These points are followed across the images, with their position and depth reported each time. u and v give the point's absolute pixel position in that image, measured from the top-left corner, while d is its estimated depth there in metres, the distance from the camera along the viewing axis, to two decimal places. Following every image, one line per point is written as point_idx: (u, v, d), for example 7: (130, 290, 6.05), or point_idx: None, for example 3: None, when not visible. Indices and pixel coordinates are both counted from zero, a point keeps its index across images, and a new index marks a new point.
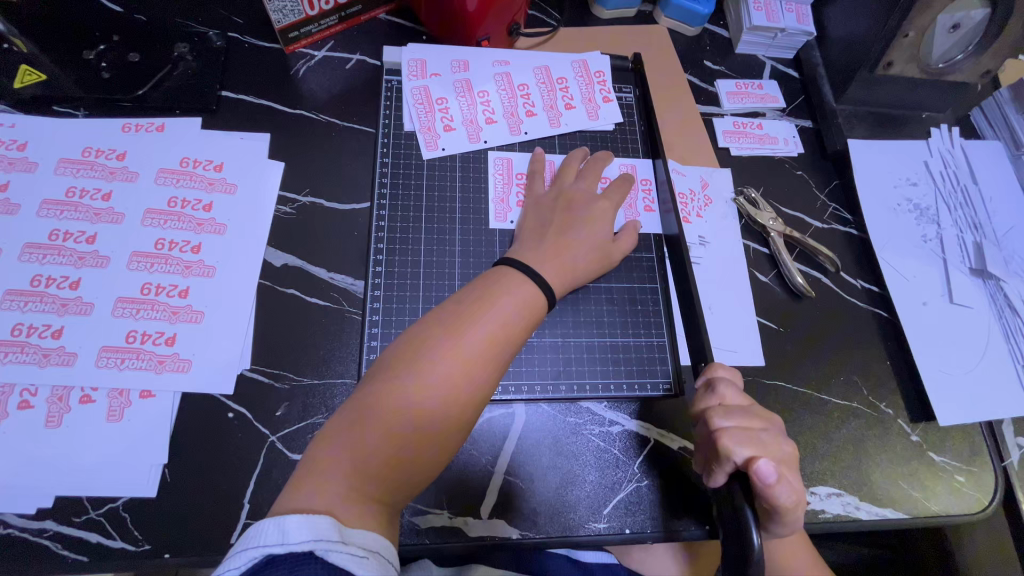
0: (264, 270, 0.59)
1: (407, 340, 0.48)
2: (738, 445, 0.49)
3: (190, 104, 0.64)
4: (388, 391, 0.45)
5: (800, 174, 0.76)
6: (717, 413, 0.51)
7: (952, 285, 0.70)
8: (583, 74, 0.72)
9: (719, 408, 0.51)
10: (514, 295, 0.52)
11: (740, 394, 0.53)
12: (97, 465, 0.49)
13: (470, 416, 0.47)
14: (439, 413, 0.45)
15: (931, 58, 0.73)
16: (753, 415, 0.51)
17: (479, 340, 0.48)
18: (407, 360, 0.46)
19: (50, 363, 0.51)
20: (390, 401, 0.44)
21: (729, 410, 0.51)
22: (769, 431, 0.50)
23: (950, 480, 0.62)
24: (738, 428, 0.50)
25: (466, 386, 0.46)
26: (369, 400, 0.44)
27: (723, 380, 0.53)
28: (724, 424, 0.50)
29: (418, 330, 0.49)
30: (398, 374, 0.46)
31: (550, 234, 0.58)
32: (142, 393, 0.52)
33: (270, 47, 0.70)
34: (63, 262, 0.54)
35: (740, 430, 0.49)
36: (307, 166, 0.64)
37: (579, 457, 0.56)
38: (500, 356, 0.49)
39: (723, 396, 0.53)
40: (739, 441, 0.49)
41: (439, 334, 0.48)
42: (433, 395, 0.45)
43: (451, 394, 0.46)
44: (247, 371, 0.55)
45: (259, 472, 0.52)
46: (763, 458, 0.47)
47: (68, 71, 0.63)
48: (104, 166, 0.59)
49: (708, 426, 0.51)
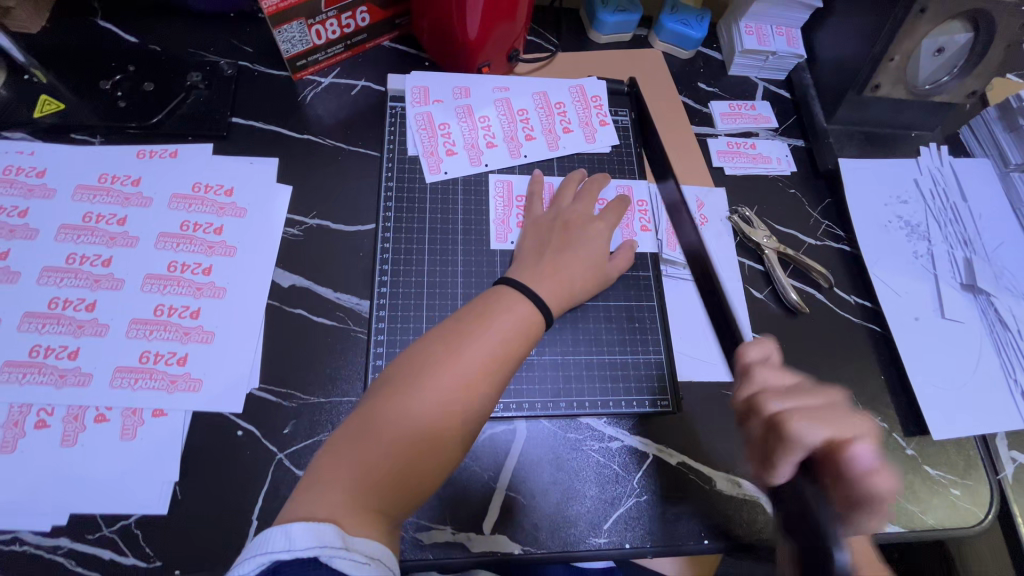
0: (273, 291, 0.61)
1: (409, 357, 0.50)
2: (809, 426, 0.47)
3: (202, 131, 0.66)
4: (390, 406, 0.46)
5: (793, 193, 0.78)
6: (770, 397, 0.50)
7: (943, 301, 0.71)
8: (580, 98, 0.74)
9: (770, 393, 0.50)
10: (512, 313, 0.54)
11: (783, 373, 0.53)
12: (111, 483, 0.50)
13: (470, 431, 0.49)
14: (439, 426, 0.47)
15: (918, 80, 0.76)
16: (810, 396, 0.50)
17: (478, 357, 0.50)
18: (410, 375, 0.48)
19: (66, 384, 0.52)
20: (393, 416, 0.46)
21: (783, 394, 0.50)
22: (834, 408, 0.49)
23: (945, 493, 0.63)
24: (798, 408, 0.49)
25: (467, 400, 0.48)
26: (372, 414, 0.46)
27: (763, 366, 0.54)
28: (781, 406, 0.49)
29: (420, 347, 0.51)
30: (401, 389, 0.48)
31: (548, 254, 0.60)
32: (155, 412, 0.53)
33: (279, 74, 0.72)
34: (80, 284, 0.56)
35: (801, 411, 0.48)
36: (314, 190, 0.66)
37: (579, 473, 0.58)
38: (499, 373, 0.51)
39: (765, 381, 0.52)
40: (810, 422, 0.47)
41: (439, 351, 0.50)
42: (434, 410, 0.47)
43: (452, 409, 0.47)
44: (256, 390, 0.56)
45: (268, 488, 0.53)
46: (841, 439, 0.46)
47: (86, 100, 0.65)
48: (119, 192, 0.61)
49: (764, 412, 0.50)
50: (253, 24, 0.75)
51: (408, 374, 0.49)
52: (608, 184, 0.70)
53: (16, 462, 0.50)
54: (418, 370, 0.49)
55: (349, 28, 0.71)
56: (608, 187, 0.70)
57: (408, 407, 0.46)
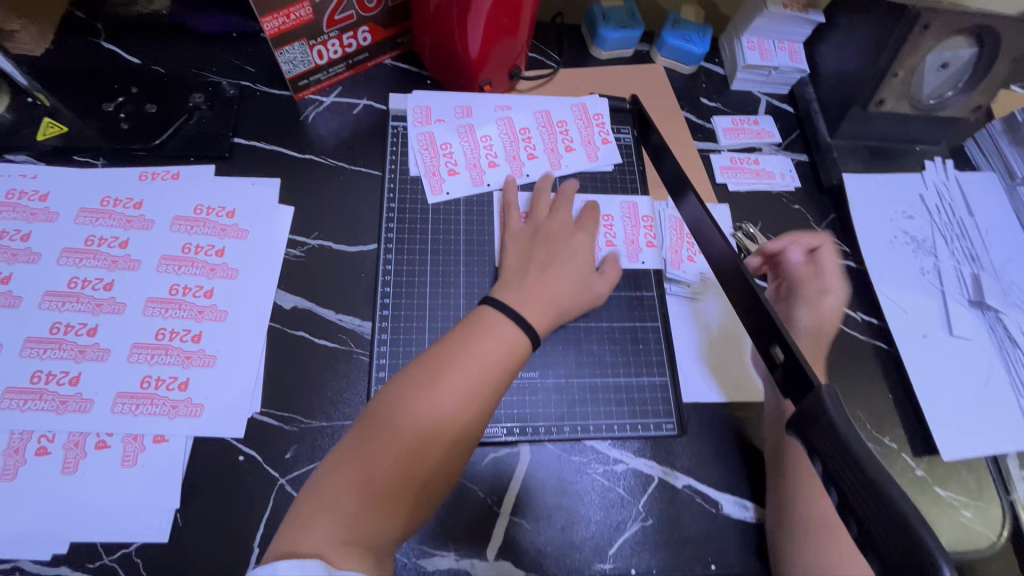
0: (275, 313, 0.60)
1: (392, 385, 0.50)
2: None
3: (205, 151, 0.66)
4: (371, 436, 0.46)
5: (797, 208, 0.77)
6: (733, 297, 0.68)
7: (951, 317, 0.70)
8: (582, 116, 0.74)
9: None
10: (495, 335, 0.52)
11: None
12: (111, 511, 0.50)
13: (461, 453, 0.48)
14: (422, 455, 0.46)
15: (921, 95, 0.76)
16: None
17: (460, 382, 0.49)
18: (391, 402, 0.48)
19: (68, 410, 0.52)
20: (374, 446, 0.46)
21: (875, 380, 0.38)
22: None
23: (956, 516, 0.62)
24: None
25: (462, 420, 0.48)
26: (355, 444, 0.46)
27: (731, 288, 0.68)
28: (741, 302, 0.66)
29: (403, 374, 0.50)
30: (382, 418, 0.47)
31: (534, 270, 0.59)
32: (156, 438, 0.53)
33: (282, 94, 0.72)
34: (82, 308, 0.56)
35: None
36: (316, 210, 0.66)
37: (583, 497, 0.57)
38: (485, 397, 0.49)
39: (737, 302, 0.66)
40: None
41: (420, 376, 0.49)
42: (415, 439, 0.46)
43: (434, 437, 0.47)
44: (258, 415, 0.56)
45: (270, 514, 0.53)
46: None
47: (89, 122, 0.66)
48: (122, 215, 0.61)
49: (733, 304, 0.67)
50: (255, 44, 0.75)
51: (389, 402, 0.48)
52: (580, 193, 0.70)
53: (16, 490, 0.49)
54: (399, 398, 0.48)
55: (351, 47, 0.71)
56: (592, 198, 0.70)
57: (388, 437, 0.46)
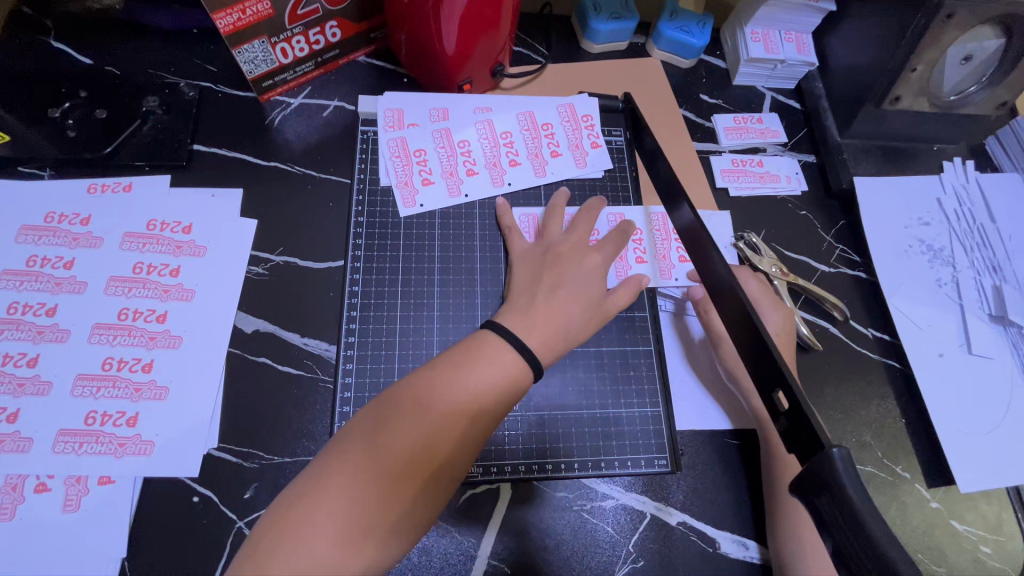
0: (234, 337, 0.56)
1: (373, 411, 0.44)
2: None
3: (159, 160, 0.61)
4: (347, 469, 0.40)
5: (804, 215, 0.71)
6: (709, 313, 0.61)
7: (970, 334, 0.65)
8: (570, 118, 0.68)
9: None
10: (500, 346, 0.48)
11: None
12: (52, 560, 0.46)
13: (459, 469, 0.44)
14: (402, 494, 0.41)
15: (942, 91, 0.69)
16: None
17: (454, 404, 0.44)
18: (372, 432, 0.42)
19: (4, 451, 0.48)
20: (349, 481, 0.40)
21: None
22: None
23: (974, 552, 0.57)
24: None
25: (461, 435, 0.44)
26: (325, 477, 0.40)
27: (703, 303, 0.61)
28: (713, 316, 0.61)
29: (386, 397, 0.45)
30: (361, 449, 0.41)
31: (545, 286, 0.54)
32: (101, 479, 0.49)
33: (245, 96, 0.67)
34: (21, 337, 0.52)
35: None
36: (280, 223, 0.61)
37: (568, 538, 0.53)
38: (484, 414, 0.45)
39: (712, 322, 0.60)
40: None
41: (408, 405, 0.44)
42: (402, 466, 0.41)
43: (417, 474, 0.42)
44: (215, 451, 0.52)
45: (226, 561, 0.48)
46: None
47: (34, 131, 0.61)
48: (67, 232, 0.57)
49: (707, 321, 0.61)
50: (217, 41, 0.69)
51: (369, 431, 0.42)
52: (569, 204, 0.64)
53: None
54: (381, 428, 0.43)
55: (319, 44, 0.65)
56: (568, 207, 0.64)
57: (368, 471, 0.41)
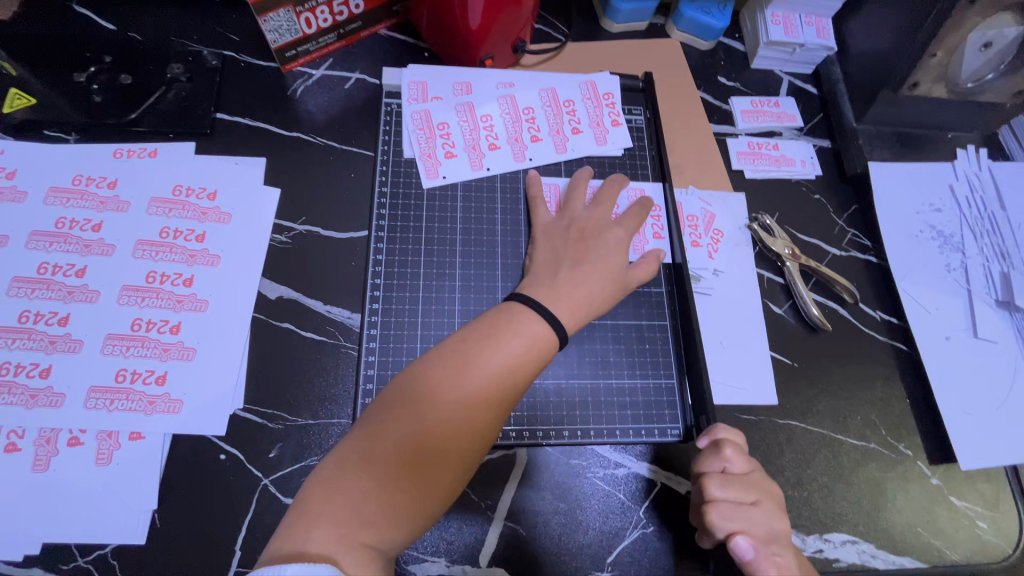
0: (259, 302, 0.57)
1: (406, 380, 0.45)
2: (724, 521, 0.48)
3: (185, 128, 0.62)
4: (385, 437, 0.42)
5: (817, 198, 0.72)
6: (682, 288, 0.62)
7: (977, 318, 0.66)
8: (590, 96, 0.69)
9: (717, 477, 0.50)
10: (528, 319, 0.49)
11: (745, 460, 0.51)
12: (87, 510, 0.48)
13: (489, 435, 0.46)
14: (440, 459, 0.43)
15: (960, 78, 0.70)
16: (749, 486, 0.50)
17: (486, 375, 0.45)
18: (408, 402, 0.44)
19: (37, 405, 0.50)
20: (389, 450, 0.42)
21: (728, 479, 0.50)
22: (762, 508, 0.49)
23: (971, 526, 0.60)
24: (728, 499, 0.49)
25: (491, 403, 0.45)
26: (368, 445, 0.42)
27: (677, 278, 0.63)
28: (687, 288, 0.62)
29: (419, 369, 0.46)
30: (400, 419, 0.43)
31: (568, 266, 0.54)
32: (131, 435, 0.50)
33: (267, 66, 0.67)
34: (52, 296, 0.53)
35: (733, 504, 0.49)
36: (303, 192, 0.62)
37: (582, 503, 0.54)
38: (515, 382, 0.47)
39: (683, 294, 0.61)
40: (728, 516, 0.48)
41: (441, 375, 0.45)
42: (436, 431, 0.43)
43: (449, 439, 0.43)
44: (240, 411, 0.53)
45: (251, 516, 0.50)
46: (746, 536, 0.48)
47: (60, 95, 0.61)
48: (94, 195, 0.57)
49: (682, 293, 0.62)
50: (239, 9, 0.69)
51: (406, 401, 0.44)
52: (592, 178, 0.65)
53: None
54: (416, 397, 0.44)
55: (342, 15, 0.65)
56: (591, 180, 0.65)
57: (402, 437, 0.42)
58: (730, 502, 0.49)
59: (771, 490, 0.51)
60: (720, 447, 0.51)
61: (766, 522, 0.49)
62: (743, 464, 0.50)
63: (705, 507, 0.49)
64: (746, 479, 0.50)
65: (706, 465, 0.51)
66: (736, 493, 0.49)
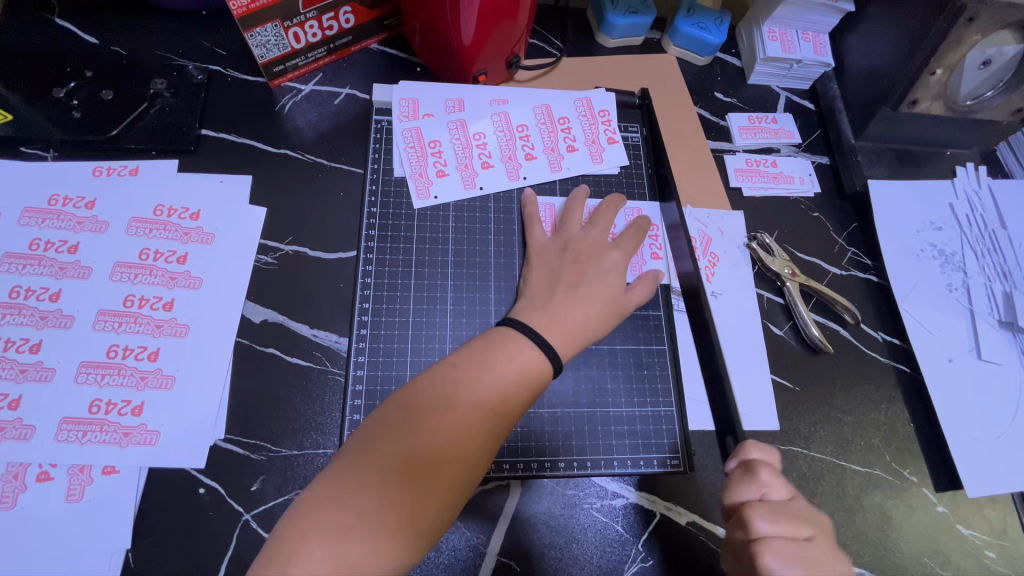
0: (242, 327, 0.55)
1: (395, 405, 0.44)
2: (783, 565, 0.40)
3: (168, 145, 0.60)
4: (371, 465, 0.40)
5: (816, 216, 0.71)
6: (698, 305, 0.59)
7: (980, 339, 0.65)
8: (586, 113, 0.68)
9: (761, 507, 0.43)
10: (522, 340, 0.48)
11: (786, 486, 0.45)
12: (54, 551, 0.45)
13: (483, 462, 0.44)
14: (429, 488, 0.41)
15: (959, 95, 0.69)
16: (801, 517, 0.43)
17: (478, 399, 0.44)
18: (394, 430, 0.42)
19: (5, 438, 0.47)
20: (375, 479, 0.39)
21: (775, 509, 0.43)
22: (819, 545, 0.42)
23: (979, 556, 0.58)
24: (780, 536, 0.42)
25: (485, 429, 0.43)
26: (351, 473, 0.40)
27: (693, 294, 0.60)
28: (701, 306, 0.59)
29: (405, 394, 0.44)
30: (384, 448, 0.41)
31: (563, 289, 0.53)
32: (104, 469, 0.48)
33: (255, 81, 0.65)
34: (24, 322, 0.51)
35: (786, 541, 0.41)
36: (290, 212, 0.60)
37: (579, 536, 0.52)
38: (509, 406, 0.45)
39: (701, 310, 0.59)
40: (785, 557, 0.40)
41: (431, 398, 0.44)
42: (425, 458, 0.41)
43: (438, 467, 0.41)
44: (221, 442, 0.51)
45: (231, 555, 0.48)
46: None
47: (38, 111, 0.59)
48: (71, 215, 0.55)
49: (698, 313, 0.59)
50: (227, 24, 0.68)
51: (393, 427, 0.42)
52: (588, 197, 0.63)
53: None
54: (405, 422, 0.42)
55: (332, 30, 0.64)
56: (587, 200, 0.64)
57: (389, 465, 0.40)
58: (783, 537, 0.41)
59: (822, 522, 0.44)
60: (756, 471, 0.45)
61: (830, 562, 0.41)
62: (784, 490, 0.44)
63: (755, 545, 0.41)
64: (793, 508, 0.43)
65: (745, 494, 0.44)
66: (786, 526, 0.42)
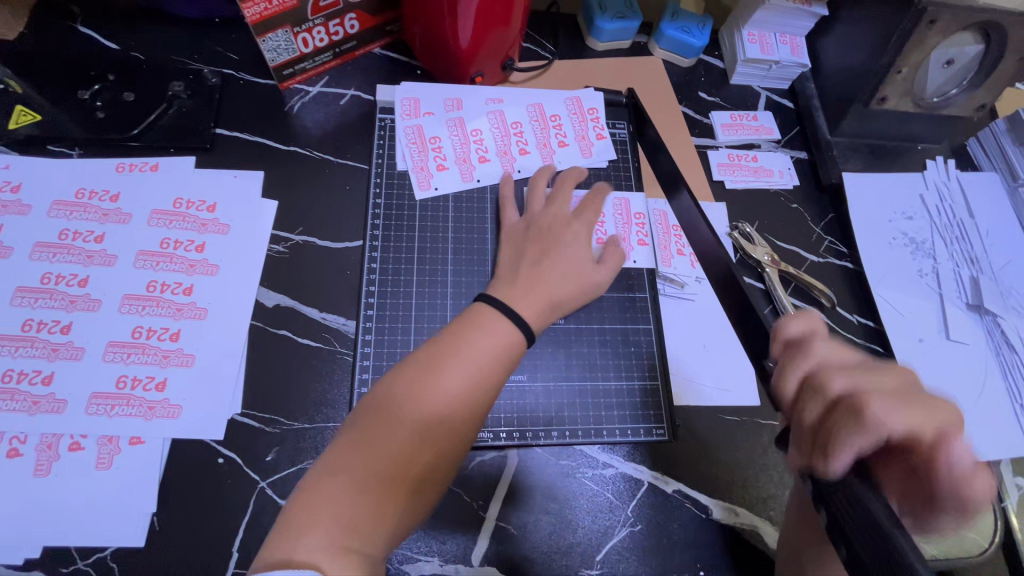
0: (257, 310, 0.59)
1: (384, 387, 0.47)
2: (884, 409, 0.37)
3: (186, 142, 0.64)
4: (365, 445, 0.44)
5: (795, 208, 0.75)
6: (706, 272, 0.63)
7: (948, 321, 0.69)
8: (576, 111, 0.72)
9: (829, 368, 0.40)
10: (499, 320, 0.51)
11: (845, 350, 0.43)
12: (85, 513, 0.49)
13: (468, 432, 0.48)
14: (420, 459, 0.45)
15: (925, 93, 0.74)
16: (877, 370, 0.40)
17: (460, 377, 0.47)
18: (387, 411, 0.45)
19: (40, 411, 0.51)
20: (370, 456, 0.43)
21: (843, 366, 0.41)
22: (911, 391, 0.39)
23: None
24: (867, 387, 0.38)
25: (467, 403, 0.47)
26: (348, 452, 0.43)
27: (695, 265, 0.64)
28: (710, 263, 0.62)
29: (392, 377, 0.48)
30: (377, 429, 0.44)
31: (527, 264, 0.56)
32: (131, 439, 0.52)
33: (266, 83, 0.70)
34: (54, 306, 0.55)
35: (876, 390, 0.38)
36: (300, 204, 0.64)
37: (572, 502, 0.56)
38: (489, 380, 0.48)
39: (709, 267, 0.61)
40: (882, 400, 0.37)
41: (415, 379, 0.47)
42: (413, 434, 0.45)
43: (426, 440, 0.45)
44: (238, 416, 0.54)
45: (248, 517, 0.51)
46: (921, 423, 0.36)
47: (63, 111, 0.63)
48: (97, 208, 0.59)
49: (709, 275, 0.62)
50: (238, 30, 0.72)
51: (383, 407, 0.46)
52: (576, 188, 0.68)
53: None
54: (393, 403, 0.46)
55: (338, 35, 0.68)
56: (575, 190, 0.68)
57: (381, 443, 0.44)
58: (870, 388, 0.38)
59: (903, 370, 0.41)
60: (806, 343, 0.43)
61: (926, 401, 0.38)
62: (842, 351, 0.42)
63: (840, 400, 0.38)
64: (864, 366, 0.41)
65: (803, 366, 0.42)
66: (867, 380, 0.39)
